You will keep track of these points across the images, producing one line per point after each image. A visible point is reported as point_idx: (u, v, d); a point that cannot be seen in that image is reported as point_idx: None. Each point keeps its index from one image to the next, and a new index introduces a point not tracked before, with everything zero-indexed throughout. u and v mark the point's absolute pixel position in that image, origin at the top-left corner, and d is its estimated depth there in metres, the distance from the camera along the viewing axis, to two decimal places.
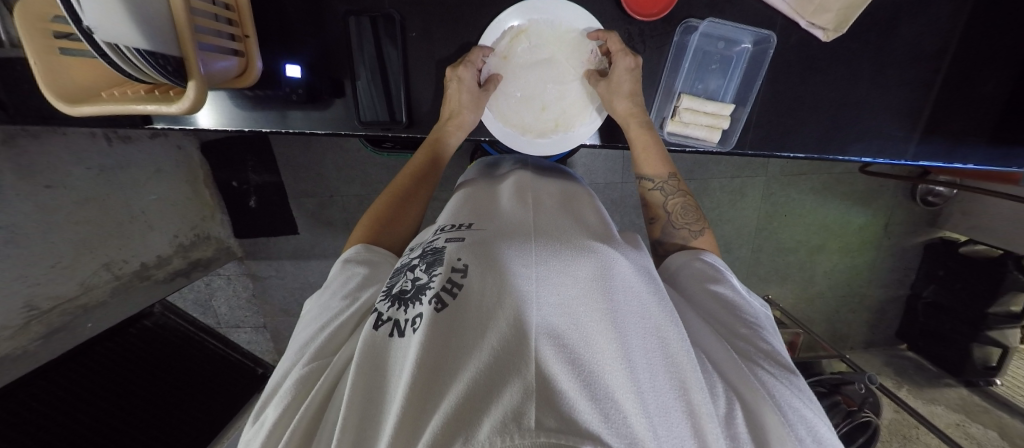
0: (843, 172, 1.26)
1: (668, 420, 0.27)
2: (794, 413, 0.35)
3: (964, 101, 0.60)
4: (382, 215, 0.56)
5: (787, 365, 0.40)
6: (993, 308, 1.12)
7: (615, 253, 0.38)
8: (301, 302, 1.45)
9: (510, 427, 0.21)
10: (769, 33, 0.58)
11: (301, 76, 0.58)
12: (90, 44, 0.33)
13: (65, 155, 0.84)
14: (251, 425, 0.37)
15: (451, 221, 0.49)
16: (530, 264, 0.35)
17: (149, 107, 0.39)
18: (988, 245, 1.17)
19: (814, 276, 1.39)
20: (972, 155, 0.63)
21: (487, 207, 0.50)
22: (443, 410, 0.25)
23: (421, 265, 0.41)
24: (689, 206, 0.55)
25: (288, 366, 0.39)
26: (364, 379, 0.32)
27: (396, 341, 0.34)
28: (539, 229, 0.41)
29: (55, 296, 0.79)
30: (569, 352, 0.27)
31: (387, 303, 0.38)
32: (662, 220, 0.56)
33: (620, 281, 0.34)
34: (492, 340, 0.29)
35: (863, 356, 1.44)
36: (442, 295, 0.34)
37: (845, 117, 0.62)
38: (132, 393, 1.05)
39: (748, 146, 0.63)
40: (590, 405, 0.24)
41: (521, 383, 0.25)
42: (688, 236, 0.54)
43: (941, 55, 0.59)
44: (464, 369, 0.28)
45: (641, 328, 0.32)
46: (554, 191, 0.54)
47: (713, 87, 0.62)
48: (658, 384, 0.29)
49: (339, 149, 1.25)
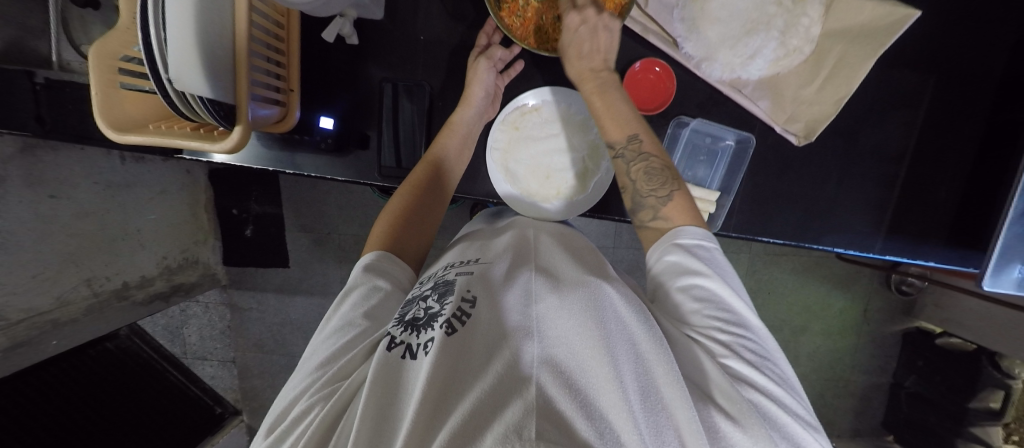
0: (821, 256, 1.33)
1: (662, 440, 0.29)
2: (781, 430, 0.37)
3: (922, 206, 0.67)
4: (402, 211, 0.59)
5: (777, 377, 0.40)
6: (974, 403, 1.14)
7: (608, 286, 0.41)
8: (276, 339, 1.39)
9: (511, 438, 0.24)
10: (749, 135, 0.66)
11: (332, 127, 0.63)
12: (154, 76, 0.37)
13: (76, 170, 0.86)
14: (263, 438, 0.38)
15: (460, 258, 0.55)
16: (531, 301, 0.39)
17: (192, 143, 0.42)
18: (960, 338, 1.21)
19: (799, 356, 1.40)
20: (933, 253, 0.68)
21: (492, 247, 0.56)
22: (450, 425, 0.27)
23: (433, 295, 0.44)
24: (654, 169, 0.53)
25: (299, 389, 0.39)
26: (376, 397, 0.32)
27: (408, 363, 0.35)
28: (540, 270, 0.46)
29: (27, 308, 0.78)
30: (567, 378, 0.30)
31: (399, 328, 0.39)
32: (630, 188, 0.54)
33: (613, 310, 0.38)
34: (496, 366, 0.32)
35: (852, 445, 1.40)
36: (453, 321, 0.37)
37: (818, 210, 0.68)
38: (72, 421, 0.98)
39: (732, 229, 0.68)
40: (585, 425, 0.27)
41: (522, 401, 0.28)
42: (657, 204, 0.52)
43: (898, 164, 0.67)
44: (471, 390, 0.30)
45: (635, 352, 0.35)
46: (553, 233, 0.60)
47: (700, 175, 0.70)
48: (654, 405, 0.31)
49: (343, 190, 1.29)
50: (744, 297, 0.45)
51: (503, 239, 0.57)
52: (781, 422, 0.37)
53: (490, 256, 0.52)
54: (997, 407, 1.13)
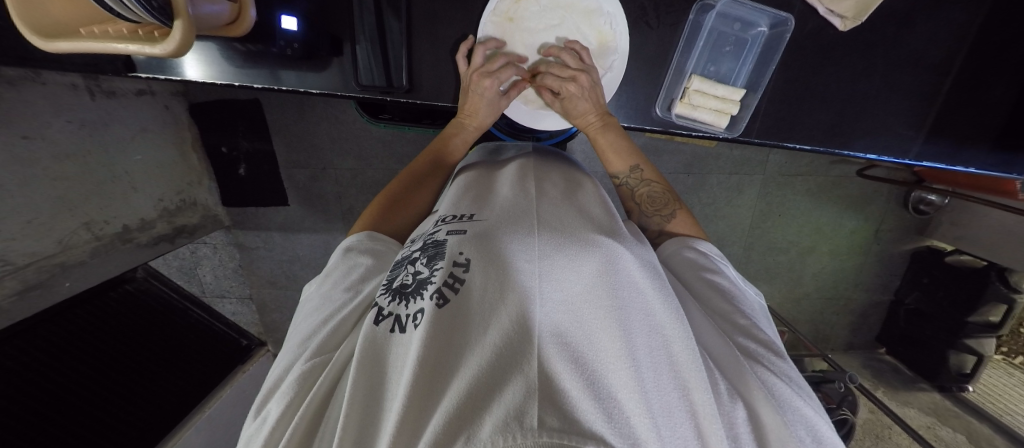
0: (840, 176, 1.27)
1: (674, 420, 0.29)
2: (795, 413, 0.37)
3: (972, 104, 0.64)
4: (394, 198, 0.61)
5: (782, 355, 0.44)
6: (974, 317, 1.14)
7: (619, 249, 0.40)
8: (290, 274, 1.44)
9: (512, 426, 0.22)
10: (788, 16, 0.59)
11: (298, 29, 0.57)
12: None
13: (46, 107, 0.80)
14: (254, 419, 0.39)
15: (452, 212, 0.52)
16: (533, 260, 0.36)
17: (131, 46, 0.37)
18: (972, 255, 1.21)
19: (803, 277, 1.41)
20: (973, 160, 0.66)
21: (489, 198, 0.52)
22: (443, 409, 0.27)
23: (422, 258, 0.43)
24: (655, 193, 0.62)
25: (289, 362, 0.41)
26: (365, 375, 0.34)
27: (396, 337, 0.36)
28: (543, 223, 0.43)
29: (32, 252, 0.77)
30: (573, 351, 0.29)
31: (387, 298, 0.40)
32: (636, 211, 0.63)
33: (624, 277, 0.37)
34: (493, 337, 0.30)
35: (843, 357, 1.48)
36: (443, 290, 0.37)
37: (853, 110, 0.65)
38: (110, 356, 1.04)
39: (754, 134, 0.65)
40: (593, 405, 0.25)
41: (523, 382, 0.26)
42: (663, 221, 0.60)
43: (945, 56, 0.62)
44: (467, 366, 0.30)
45: (645, 326, 0.34)
46: (557, 179, 0.57)
47: (725, 70, 0.64)
48: (663, 383, 0.31)
49: (334, 120, 1.22)
50: (752, 298, 0.51)
51: (502, 186, 0.55)
52: (797, 405, 0.38)
53: (486, 208, 0.49)
54: (996, 320, 1.14)
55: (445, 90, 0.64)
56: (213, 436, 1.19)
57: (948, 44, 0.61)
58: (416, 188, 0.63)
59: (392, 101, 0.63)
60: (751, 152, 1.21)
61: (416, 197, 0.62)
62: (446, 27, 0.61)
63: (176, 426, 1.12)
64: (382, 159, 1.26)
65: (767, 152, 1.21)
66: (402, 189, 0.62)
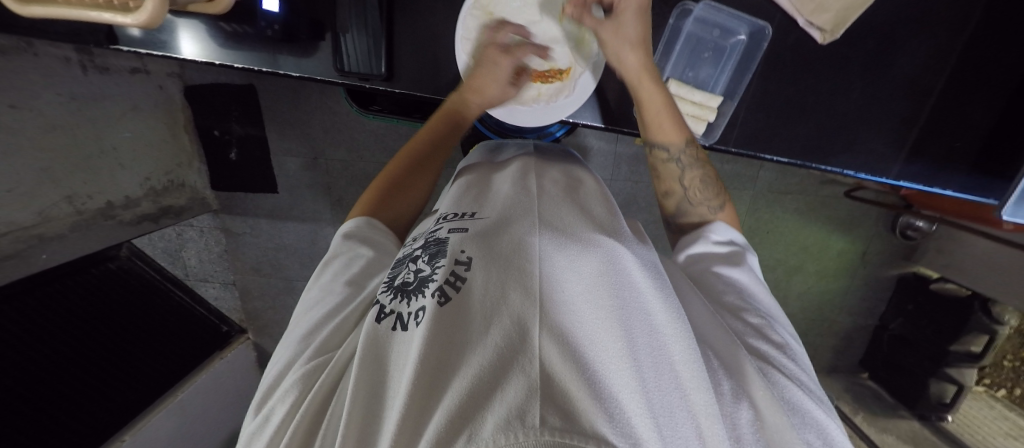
0: (829, 196, 1.27)
1: (679, 423, 0.27)
2: (802, 416, 0.37)
3: (952, 126, 0.64)
4: (390, 188, 0.60)
5: (794, 356, 0.42)
6: (955, 346, 1.14)
7: (621, 250, 0.39)
8: (274, 262, 1.42)
9: (513, 424, 0.22)
10: (765, 24, 0.60)
11: (279, 11, 0.58)
12: None
13: (35, 77, 0.80)
14: (252, 419, 0.37)
15: (455, 210, 0.51)
16: (535, 258, 0.36)
17: (104, 15, 0.37)
18: (957, 283, 1.21)
19: (789, 296, 1.41)
20: (952, 181, 0.66)
21: (492, 196, 0.52)
22: (443, 409, 0.26)
23: (424, 256, 0.43)
24: (706, 180, 0.62)
25: (289, 359, 0.39)
26: (366, 372, 0.33)
27: (399, 335, 0.35)
28: (543, 220, 0.43)
29: (9, 220, 0.76)
30: (576, 350, 0.28)
31: (389, 296, 0.39)
32: (680, 193, 0.63)
33: (624, 275, 0.36)
34: (493, 337, 0.30)
35: (825, 379, 1.47)
36: (445, 288, 0.36)
37: (833, 126, 0.65)
38: (85, 334, 1.03)
39: (732, 142, 0.65)
40: (597, 404, 0.24)
41: (524, 381, 0.25)
42: (708, 211, 0.61)
43: (921, 78, 0.63)
44: (468, 364, 0.29)
45: (649, 325, 0.33)
46: (559, 178, 0.57)
47: (703, 76, 0.66)
48: (668, 381, 0.30)
49: (327, 110, 1.21)
50: (772, 295, 0.51)
51: (504, 184, 0.54)
52: (803, 408, 0.37)
53: (488, 207, 0.49)
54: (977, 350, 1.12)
55: (426, 80, 0.64)
56: (184, 420, 1.17)
57: (927, 64, 0.62)
58: (419, 172, 0.62)
59: (371, 87, 0.63)
60: (741, 167, 1.21)
61: (413, 182, 0.62)
62: (427, 16, 0.61)
63: (142, 412, 1.08)
64: (374, 152, 1.26)
65: (758, 168, 1.21)
66: (400, 178, 0.61)
